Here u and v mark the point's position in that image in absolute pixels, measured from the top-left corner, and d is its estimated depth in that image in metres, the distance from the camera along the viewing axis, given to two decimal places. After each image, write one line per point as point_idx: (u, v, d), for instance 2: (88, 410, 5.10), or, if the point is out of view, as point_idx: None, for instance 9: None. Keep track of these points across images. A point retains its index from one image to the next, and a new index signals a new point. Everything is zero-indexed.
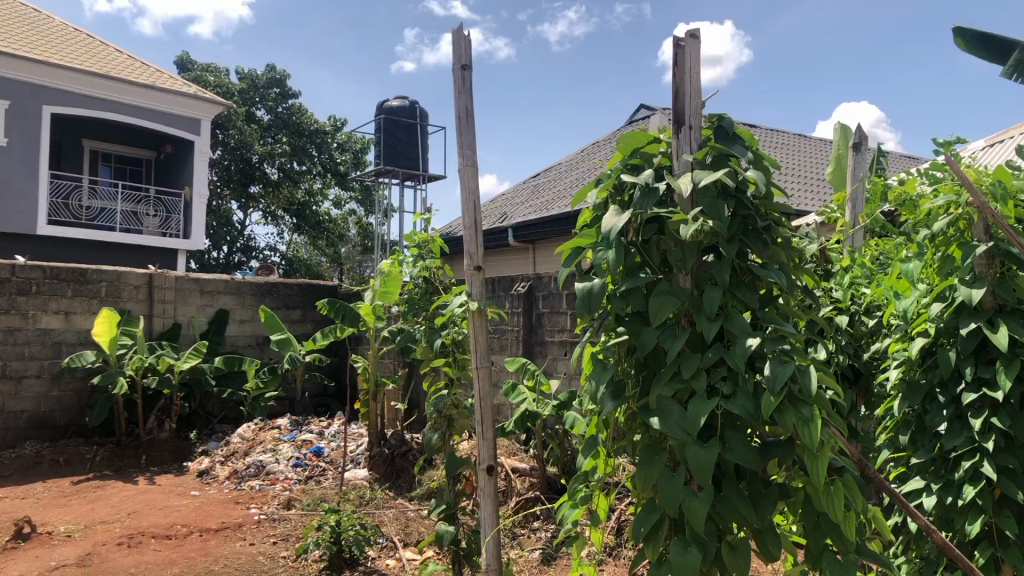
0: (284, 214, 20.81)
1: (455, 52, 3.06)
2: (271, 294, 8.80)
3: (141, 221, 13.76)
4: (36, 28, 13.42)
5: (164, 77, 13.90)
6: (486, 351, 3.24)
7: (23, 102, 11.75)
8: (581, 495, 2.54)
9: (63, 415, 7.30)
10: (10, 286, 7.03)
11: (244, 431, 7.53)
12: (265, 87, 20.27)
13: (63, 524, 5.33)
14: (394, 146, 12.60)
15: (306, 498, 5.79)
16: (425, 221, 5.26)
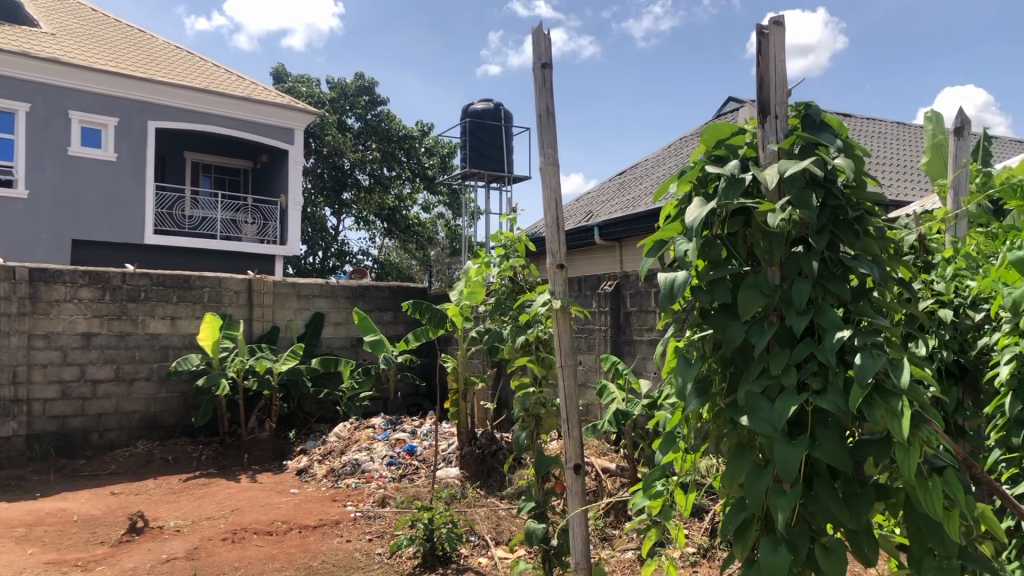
0: (375, 219, 21.29)
1: (535, 51, 3.08)
2: (364, 297, 9.01)
3: (240, 229, 14.27)
4: (141, 47, 14.11)
5: (259, 89, 14.40)
6: (571, 349, 3.24)
7: (129, 118, 12.38)
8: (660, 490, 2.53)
9: (172, 416, 7.67)
10: (122, 293, 7.39)
11: (339, 431, 7.74)
12: (355, 95, 20.77)
13: (173, 520, 5.60)
14: (480, 148, 12.71)
15: (400, 496, 5.92)
16: (509, 222, 5.29)
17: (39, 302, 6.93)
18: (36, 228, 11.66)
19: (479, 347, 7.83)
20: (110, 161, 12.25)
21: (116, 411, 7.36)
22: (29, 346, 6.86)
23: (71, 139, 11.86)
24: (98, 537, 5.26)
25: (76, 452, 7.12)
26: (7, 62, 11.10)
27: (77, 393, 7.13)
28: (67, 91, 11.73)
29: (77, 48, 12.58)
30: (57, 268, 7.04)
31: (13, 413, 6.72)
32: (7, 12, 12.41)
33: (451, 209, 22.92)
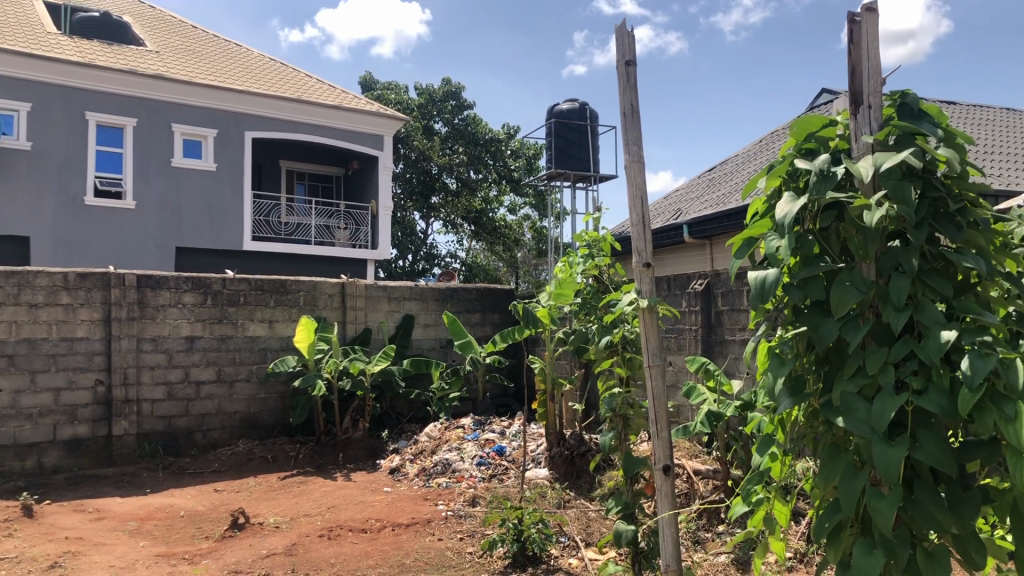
0: (463, 222, 21.54)
1: (619, 48, 3.07)
2: (453, 299, 9.11)
3: (333, 234, 14.62)
4: (238, 61, 14.67)
5: (350, 98, 14.76)
6: (659, 349, 3.20)
7: (228, 130, 12.90)
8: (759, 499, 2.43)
9: (271, 416, 7.94)
10: (222, 298, 7.70)
11: (430, 431, 7.86)
12: (442, 100, 21.06)
13: (272, 516, 5.80)
14: (566, 149, 12.69)
15: (490, 495, 5.97)
16: (594, 220, 5.26)
17: (146, 307, 7.27)
18: (143, 237, 12.26)
19: (567, 348, 7.82)
20: (210, 171, 12.77)
21: (218, 411, 7.66)
22: (137, 349, 7.21)
23: (174, 151, 12.43)
24: (203, 532, 5.49)
25: (182, 451, 7.45)
26: (114, 80, 11.75)
27: (182, 394, 7.44)
28: (170, 105, 12.32)
29: (179, 64, 13.18)
30: (163, 274, 7.37)
31: (124, 412, 7.08)
32: (115, 33, 13.11)
33: (538, 210, 22.98)
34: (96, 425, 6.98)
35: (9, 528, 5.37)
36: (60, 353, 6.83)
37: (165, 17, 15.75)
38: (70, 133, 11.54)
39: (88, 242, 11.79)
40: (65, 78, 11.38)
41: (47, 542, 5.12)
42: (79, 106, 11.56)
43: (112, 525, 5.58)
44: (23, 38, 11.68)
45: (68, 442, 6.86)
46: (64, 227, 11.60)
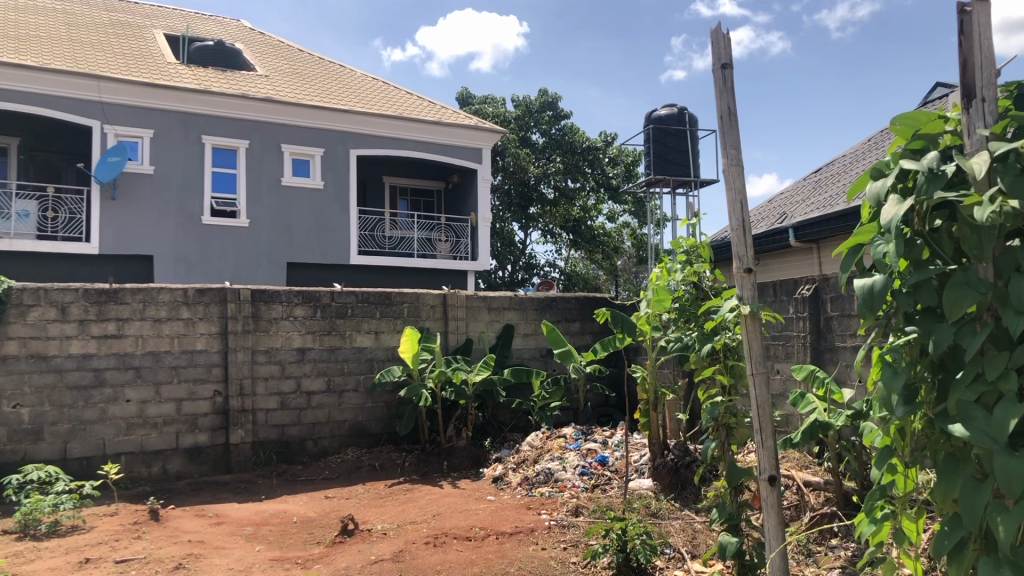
0: (561, 232, 21.59)
1: (715, 52, 3.07)
2: (552, 308, 9.14)
3: (435, 247, 14.83)
4: (342, 81, 15.19)
5: (449, 113, 15.03)
6: (763, 357, 3.13)
7: (333, 148, 13.34)
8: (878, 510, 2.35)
9: (377, 425, 8.14)
10: (331, 310, 7.96)
11: (532, 440, 7.89)
12: (539, 111, 21.18)
13: (380, 523, 5.94)
14: (665, 155, 12.55)
15: (593, 505, 5.94)
16: (693, 226, 5.21)
17: (260, 320, 7.58)
18: (256, 254, 12.81)
19: (669, 357, 7.71)
20: (318, 189, 13.24)
21: (328, 420, 7.90)
22: (252, 360, 7.53)
23: (284, 170, 12.95)
24: (315, 537, 5.69)
25: (294, 458, 7.72)
26: (227, 105, 12.36)
27: (294, 403, 7.72)
28: (279, 127, 12.87)
29: (288, 87, 13.74)
30: (275, 288, 7.68)
31: (241, 421, 7.40)
32: (229, 59, 13.77)
33: (637, 217, 22.78)
34: (215, 433, 7.33)
35: (138, 530, 5.70)
36: (181, 365, 7.21)
37: (274, 42, 16.44)
38: (188, 157, 12.20)
39: (206, 260, 12.40)
40: (183, 105, 12.05)
41: (172, 544, 5.41)
42: (196, 130, 12.22)
43: (231, 529, 5.85)
44: (146, 69, 12.42)
45: (190, 450, 7.23)
46: (184, 246, 12.25)
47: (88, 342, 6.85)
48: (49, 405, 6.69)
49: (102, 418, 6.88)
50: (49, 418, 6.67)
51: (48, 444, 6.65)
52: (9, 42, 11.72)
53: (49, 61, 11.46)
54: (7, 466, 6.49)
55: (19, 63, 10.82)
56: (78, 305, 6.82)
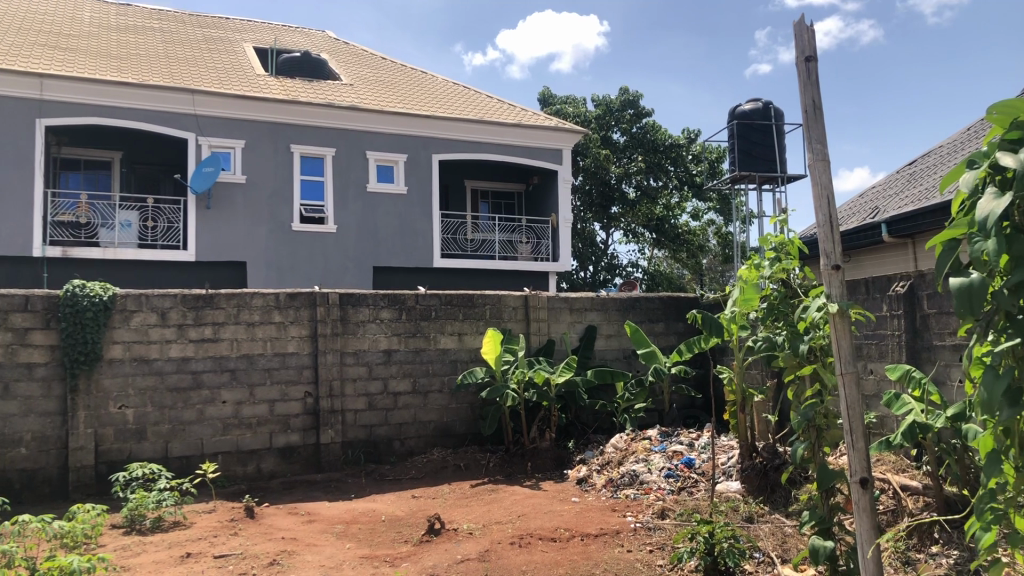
0: (644, 231, 21.38)
1: (798, 45, 3.04)
2: (635, 309, 9.06)
3: (516, 249, 14.91)
4: (424, 87, 15.43)
5: (529, 115, 15.07)
6: (853, 356, 3.04)
7: (416, 153, 13.57)
8: (989, 516, 2.26)
9: (462, 425, 8.22)
10: (415, 313, 8.08)
11: (616, 442, 7.83)
12: (620, 110, 21.02)
13: (466, 523, 6.01)
14: (749, 150, 12.28)
15: (679, 508, 5.86)
16: (781, 223, 5.09)
17: (348, 323, 7.77)
18: (344, 259, 13.11)
19: (757, 358, 7.53)
20: (401, 195, 13.47)
21: (414, 420, 8.02)
22: (341, 362, 7.72)
23: (369, 177, 13.22)
24: (403, 536, 5.79)
25: (382, 458, 7.88)
26: (314, 114, 12.72)
27: (381, 404, 7.88)
28: (364, 134, 13.16)
29: (372, 95, 14.04)
30: (362, 292, 7.85)
31: (331, 421, 7.60)
32: (315, 70, 14.17)
33: (722, 214, 22.38)
34: (306, 433, 7.55)
35: (235, 527, 5.92)
36: (274, 367, 7.45)
37: (358, 51, 16.82)
38: (277, 166, 12.60)
39: (296, 264, 12.77)
40: (273, 115, 12.46)
41: (267, 541, 5.59)
42: (285, 140, 12.63)
43: (322, 527, 6.01)
44: (237, 82, 12.89)
45: (282, 449, 7.46)
46: (275, 251, 12.65)
47: (186, 346, 7.14)
48: (151, 406, 7.00)
49: (201, 418, 7.17)
50: (151, 419, 6.99)
51: (151, 443, 6.98)
52: (111, 62, 12.35)
53: (148, 77, 12.02)
54: (114, 464, 6.84)
55: (120, 81, 11.38)
56: (177, 310, 7.13)
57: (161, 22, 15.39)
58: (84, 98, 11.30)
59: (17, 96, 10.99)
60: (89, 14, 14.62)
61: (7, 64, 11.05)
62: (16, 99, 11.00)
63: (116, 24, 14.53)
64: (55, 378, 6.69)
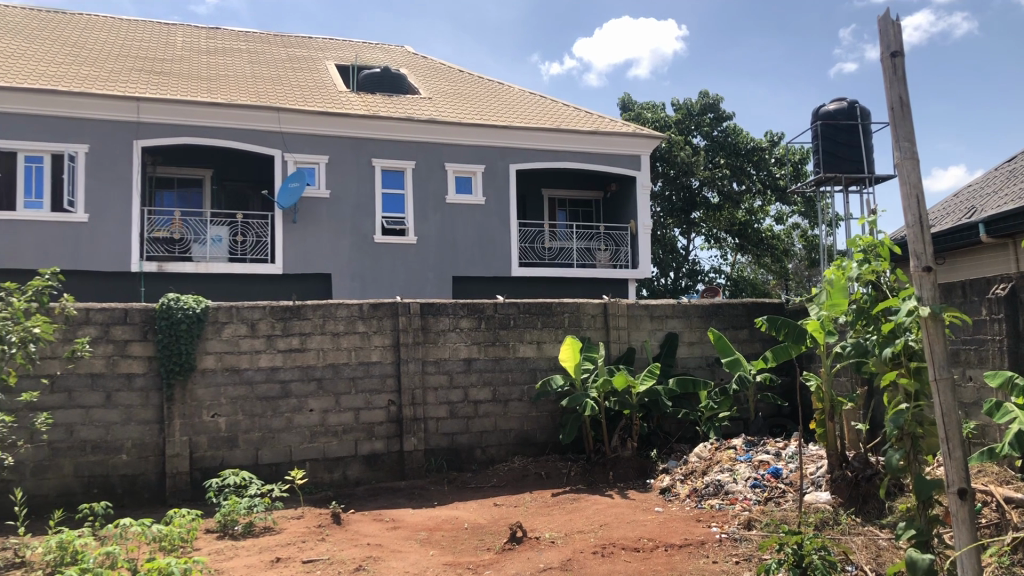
0: (726, 236, 21.04)
1: (883, 42, 2.95)
2: (718, 315, 8.90)
3: (594, 256, 14.77)
4: (501, 98, 15.56)
5: (606, 122, 15.01)
6: (948, 362, 2.91)
7: (494, 164, 13.67)
8: None
9: (542, 434, 8.22)
10: (494, 321, 8.13)
11: (700, 451, 7.69)
12: (700, 114, 20.76)
13: (548, 531, 5.99)
14: (835, 151, 11.92)
15: (766, 518, 5.71)
16: (870, 224, 4.93)
17: (429, 332, 7.88)
18: (425, 269, 13.28)
19: (846, 365, 7.29)
20: (480, 205, 13.58)
21: (494, 429, 8.06)
22: (423, 371, 7.83)
23: (448, 188, 13.39)
24: (485, 544, 5.82)
25: (464, 466, 7.93)
26: (393, 128, 12.98)
27: (462, 412, 7.94)
28: (442, 146, 13.35)
29: (449, 107, 14.23)
30: (442, 302, 7.96)
31: (413, 429, 7.70)
32: (395, 84, 14.45)
33: (808, 218, 21.82)
34: (390, 441, 7.67)
35: (322, 533, 6.06)
36: (358, 376, 7.61)
37: (437, 65, 17.08)
38: (360, 180, 12.89)
39: (378, 276, 13.01)
40: (354, 131, 12.78)
41: (353, 547, 5.71)
42: (367, 154, 12.93)
43: (406, 534, 6.10)
44: (320, 99, 13.25)
45: (367, 457, 7.60)
46: (358, 263, 12.93)
47: (275, 356, 7.36)
48: (242, 414, 7.23)
49: (289, 427, 7.37)
50: (242, 427, 7.22)
51: (242, 451, 7.21)
52: (201, 83, 12.88)
53: (236, 97, 12.49)
54: (208, 471, 7.09)
55: (211, 101, 11.87)
56: (266, 321, 7.36)
57: (248, 44, 15.97)
58: (177, 119, 11.82)
59: (116, 119, 11.58)
60: (182, 39, 15.28)
61: (106, 89, 11.66)
62: (115, 122, 11.59)
63: (207, 47, 15.15)
64: (152, 387, 6.99)
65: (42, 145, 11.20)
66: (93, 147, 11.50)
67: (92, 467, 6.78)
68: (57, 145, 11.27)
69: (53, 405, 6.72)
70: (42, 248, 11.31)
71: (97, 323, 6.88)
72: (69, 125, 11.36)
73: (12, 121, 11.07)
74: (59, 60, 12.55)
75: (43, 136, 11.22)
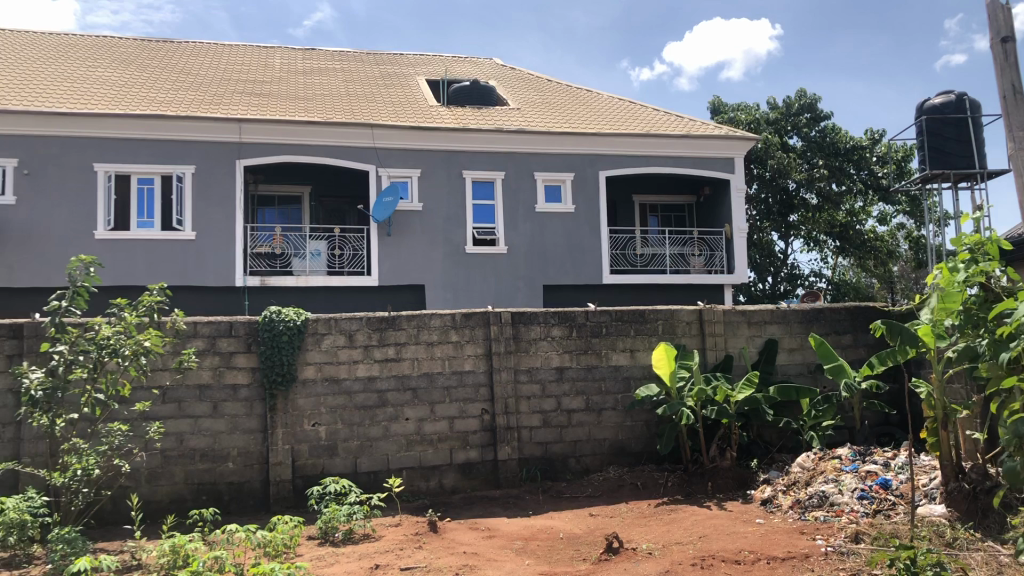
0: (826, 238, 20.36)
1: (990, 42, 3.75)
2: (819, 320, 8.60)
3: (688, 262, 14.46)
4: (591, 105, 15.52)
5: (699, 126, 14.74)
6: None
7: (584, 171, 13.64)
8: None
9: (638, 443, 8.10)
10: (587, 329, 8.08)
11: (803, 461, 7.41)
12: (796, 114, 20.19)
13: (645, 542, 5.89)
14: (942, 146, 11.38)
15: (875, 531, 5.45)
16: (980, 222, 4.70)
17: (521, 341, 7.89)
18: (515, 278, 13.31)
19: (960, 371, 6.90)
20: (570, 213, 13.54)
21: (589, 438, 8.00)
22: (515, 380, 7.85)
23: (538, 198, 13.42)
24: (582, 554, 5.77)
25: (559, 476, 7.90)
26: (483, 140, 13.13)
27: (556, 421, 7.92)
28: (532, 156, 13.42)
29: (538, 117, 14.28)
30: (533, 310, 7.96)
31: (507, 438, 7.72)
32: (484, 96, 14.60)
33: (913, 218, 20.91)
34: (485, 450, 7.71)
35: (419, 541, 6.13)
36: (452, 386, 7.69)
37: (525, 75, 17.19)
38: (452, 192, 13.09)
39: (470, 286, 13.13)
40: (445, 144, 12.99)
41: (450, 555, 5.75)
42: (457, 166, 13.12)
43: (501, 543, 6.11)
44: (411, 114, 13.52)
45: (462, 465, 7.66)
46: (450, 273, 13.08)
47: (371, 366, 7.52)
48: (341, 423, 7.41)
49: (386, 435, 7.50)
50: (342, 435, 7.39)
51: (342, 459, 7.37)
52: (298, 103, 13.34)
53: (332, 115, 12.87)
54: (309, 479, 7.28)
55: (307, 120, 12.27)
56: (363, 332, 7.53)
57: (342, 63, 16.45)
58: (276, 139, 12.27)
59: (219, 141, 12.10)
60: (280, 61, 15.88)
61: (211, 112, 12.22)
62: (218, 143, 12.12)
63: (304, 67, 15.70)
64: (257, 397, 7.24)
65: (152, 168, 11.84)
66: (198, 168, 12.06)
67: (201, 474, 7.07)
68: (166, 167, 11.90)
69: (164, 414, 7.05)
70: (152, 265, 11.91)
71: (204, 336, 7.18)
72: (177, 148, 11.96)
73: (125, 146, 11.77)
74: (167, 86, 13.24)
75: (153, 159, 11.87)
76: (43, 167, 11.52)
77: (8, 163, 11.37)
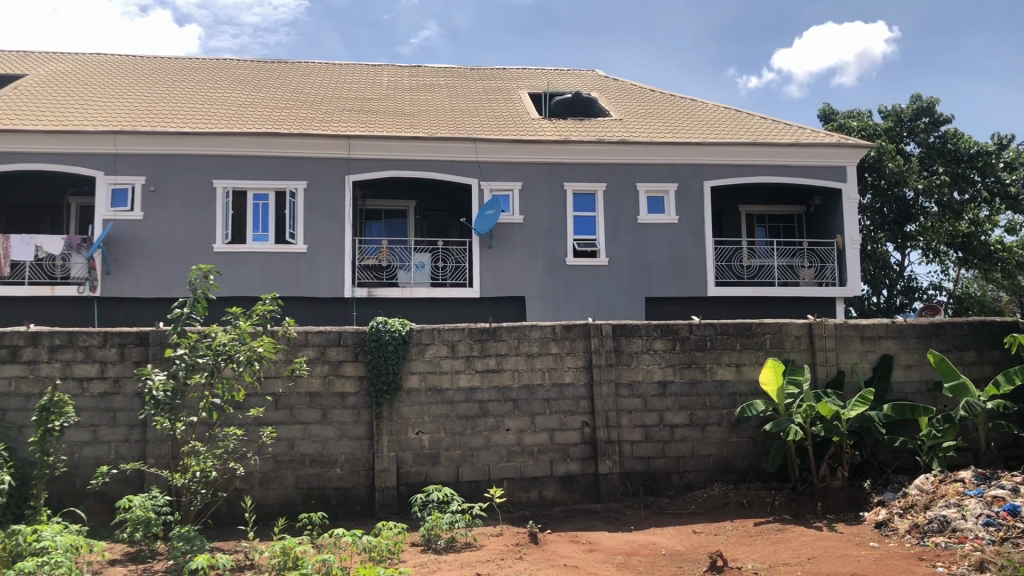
0: (947, 249, 19.13)
1: None
2: (939, 335, 8.17)
3: (798, 274, 13.98)
4: (694, 115, 15.30)
5: (809, 134, 14.31)
6: None
7: (687, 182, 13.44)
8: None
9: (744, 460, 7.89)
10: (690, 343, 7.94)
11: (921, 483, 7.04)
12: (912, 120, 19.35)
13: (751, 562, 5.73)
14: None
15: (1003, 560, 5.14)
16: None
17: (622, 354, 7.83)
18: (617, 290, 13.20)
19: None
20: (673, 224, 13.36)
21: (693, 453, 7.84)
22: (616, 393, 7.78)
23: (640, 209, 13.30)
24: (684, 571, 5.67)
25: (661, 491, 7.77)
26: (584, 152, 13.14)
27: (658, 436, 7.80)
28: (635, 168, 13.33)
29: (641, 127, 14.18)
30: (635, 323, 7.88)
31: (608, 451, 7.65)
32: (586, 108, 14.61)
33: None
34: (586, 463, 7.67)
35: (520, 551, 6.16)
36: (553, 398, 7.70)
37: (628, 86, 17.10)
38: (554, 204, 13.14)
39: (571, 297, 13.10)
40: (547, 156, 13.08)
41: (550, 567, 5.75)
42: (559, 179, 13.17)
43: (603, 557, 6.06)
44: (514, 128, 13.67)
45: (563, 478, 7.64)
46: (552, 285, 13.09)
47: (473, 376, 7.61)
48: (444, 432, 7.52)
49: (487, 445, 7.57)
50: (444, 444, 7.50)
51: (444, 467, 7.48)
52: (405, 119, 13.69)
53: (436, 130, 13.14)
54: (413, 486, 7.41)
55: (413, 136, 12.59)
56: (465, 343, 7.64)
57: (447, 79, 16.79)
58: (383, 154, 12.64)
59: (330, 157, 12.55)
60: (387, 79, 16.33)
61: (322, 129, 12.68)
62: (329, 160, 12.58)
63: (410, 84, 16.10)
64: (363, 406, 7.44)
65: (267, 183, 12.39)
66: (310, 183, 12.53)
67: (311, 479, 7.31)
68: (280, 183, 12.43)
69: (276, 420, 7.34)
70: (266, 277, 12.43)
71: (315, 345, 7.45)
72: (291, 164, 12.48)
73: (242, 163, 12.36)
74: (281, 105, 13.83)
75: (268, 175, 12.42)
76: (168, 184, 12.25)
77: (138, 181, 12.15)
